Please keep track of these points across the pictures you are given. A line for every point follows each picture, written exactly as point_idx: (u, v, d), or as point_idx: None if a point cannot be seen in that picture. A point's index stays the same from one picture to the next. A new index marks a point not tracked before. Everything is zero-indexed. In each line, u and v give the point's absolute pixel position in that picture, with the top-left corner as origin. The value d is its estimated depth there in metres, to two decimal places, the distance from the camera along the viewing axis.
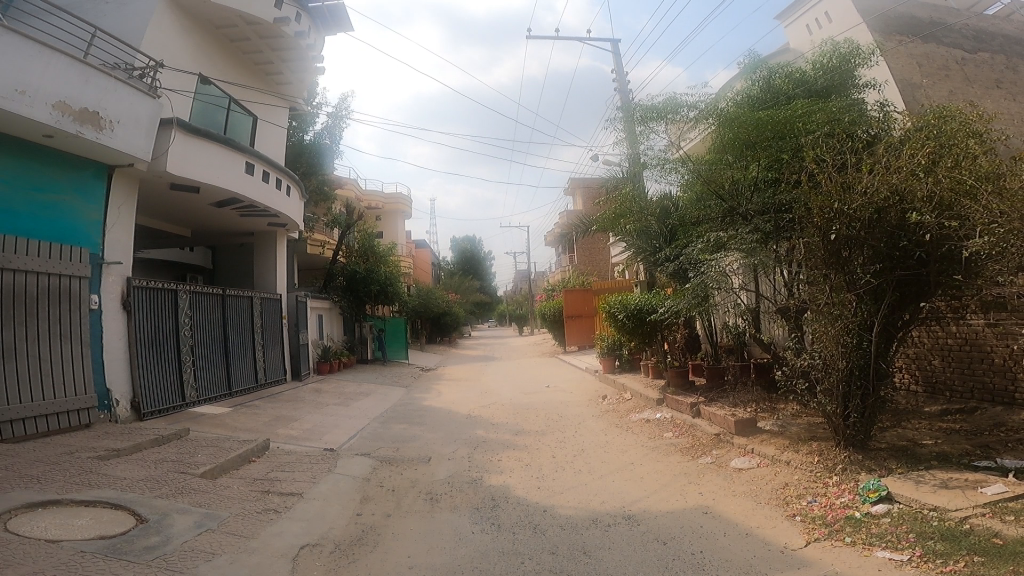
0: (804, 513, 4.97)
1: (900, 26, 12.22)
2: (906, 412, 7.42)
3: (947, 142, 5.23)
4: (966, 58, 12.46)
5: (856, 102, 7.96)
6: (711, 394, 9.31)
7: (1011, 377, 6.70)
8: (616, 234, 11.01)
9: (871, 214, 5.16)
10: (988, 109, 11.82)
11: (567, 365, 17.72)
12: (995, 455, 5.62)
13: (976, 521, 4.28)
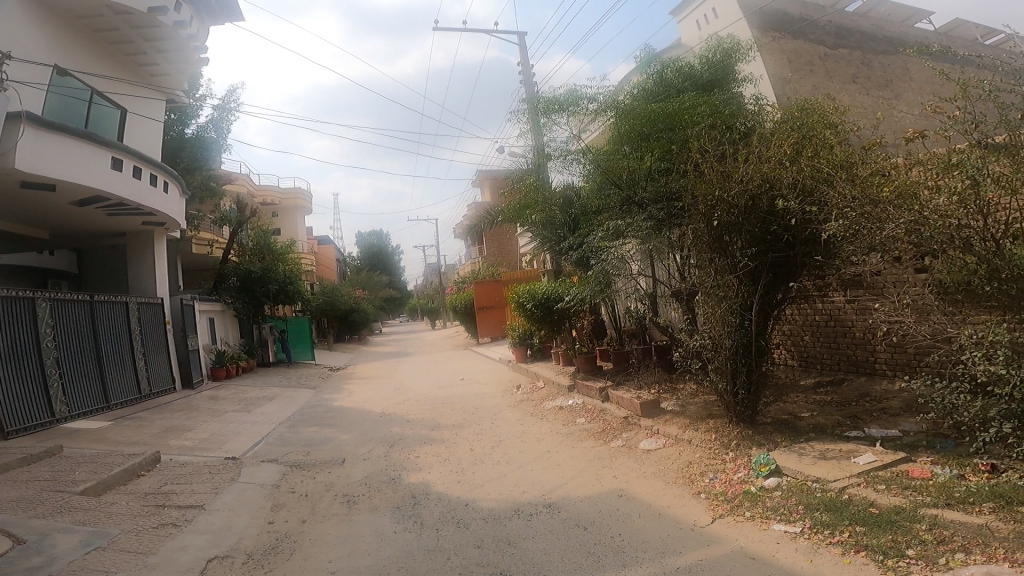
0: (708, 490, 5.23)
1: (773, 22, 12.94)
2: (787, 387, 7.93)
3: (808, 132, 5.67)
4: (828, 54, 13.33)
5: (736, 95, 8.42)
6: (618, 377, 9.61)
7: (870, 349, 7.30)
8: (522, 225, 11.10)
9: (746, 201, 5.54)
10: (844, 102, 12.78)
11: (478, 357, 17.77)
12: (863, 425, 6.11)
13: (853, 491, 4.65)
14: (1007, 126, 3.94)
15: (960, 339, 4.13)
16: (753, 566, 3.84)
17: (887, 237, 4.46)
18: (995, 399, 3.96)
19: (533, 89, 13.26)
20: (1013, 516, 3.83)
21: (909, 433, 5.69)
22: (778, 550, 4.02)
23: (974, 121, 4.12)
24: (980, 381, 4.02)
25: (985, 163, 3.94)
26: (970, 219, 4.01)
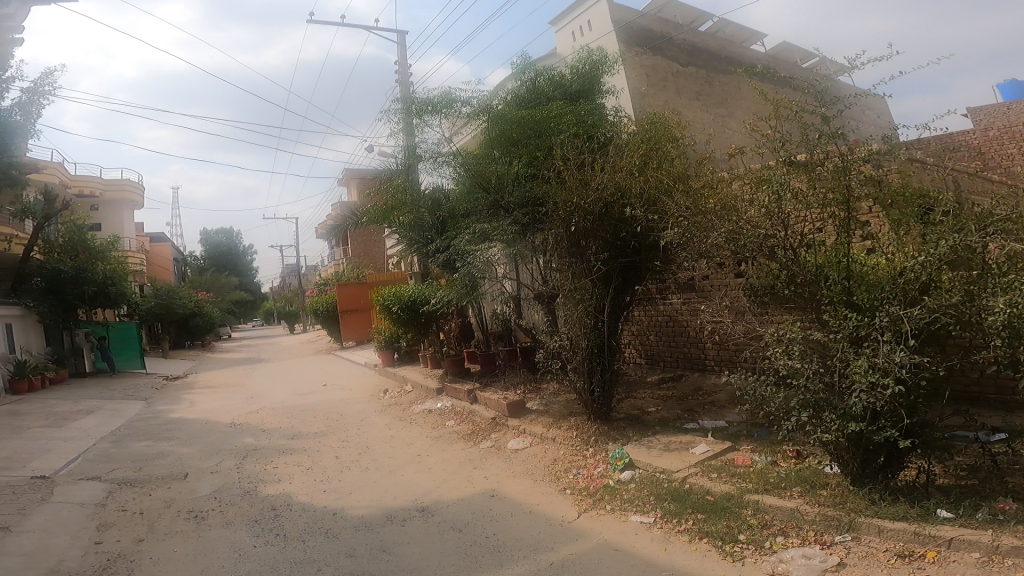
0: (573, 486, 5.42)
1: (638, 37, 13.64)
2: (634, 382, 8.38)
3: (655, 144, 6.11)
4: (681, 71, 14.19)
5: (598, 107, 8.82)
6: (484, 379, 9.74)
7: (701, 347, 7.96)
8: (389, 226, 10.89)
9: (600, 208, 5.86)
10: (686, 118, 13.76)
11: (341, 362, 17.23)
12: (698, 417, 6.64)
13: (692, 479, 5.00)
14: (807, 146, 4.45)
15: (764, 338, 4.40)
16: (617, 558, 4.02)
17: (711, 243, 4.78)
18: (794, 391, 4.26)
19: (408, 89, 13.10)
20: (819, 499, 4.28)
21: (734, 423, 6.28)
22: (637, 540, 4.24)
23: (782, 139, 4.55)
24: (781, 374, 4.31)
25: (788, 178, 4.44)
26: (776, 233, 4.39)
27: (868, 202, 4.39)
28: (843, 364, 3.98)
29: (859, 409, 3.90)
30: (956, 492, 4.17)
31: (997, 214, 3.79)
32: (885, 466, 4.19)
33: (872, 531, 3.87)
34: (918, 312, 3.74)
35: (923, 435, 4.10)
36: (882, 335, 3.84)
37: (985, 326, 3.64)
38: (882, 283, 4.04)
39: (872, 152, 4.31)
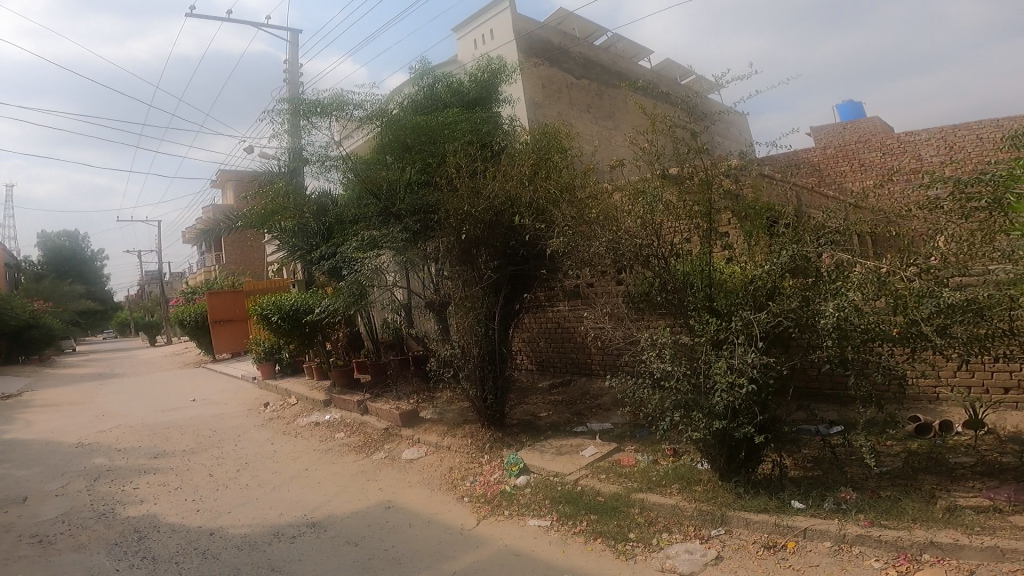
0: (471, 493, 5.40)
1: (537, 48, 13.89)
2: (527, 389, 8.47)
3: (545, 154, 6.28)
4: (575, 83, 14.57)
5: (494, 115, 8.89)
6: (375, 390, 9.49)
7: (587, 352, 8.25)
8: (267, 231, 10.32)
9: (491, 216, 5.98)
10: (576, 130, 14.19)
11: (214, 376, 16.25)
12: (586, 420, 6.85)
13: (583, 481, 5.14)
14: (679, 159, 4.66)
15: (639, 342, 4.63)
16: (517, 563, 4.04)
17: (594, 251, 4.95)
18: (667, 392, 4.44)
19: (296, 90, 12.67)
20: (694, 495, 4.53)
21: (619, 425, 6.53)
22: (537, 544, 4.28)
23: (656, 153, 4.75)
24: (656, 377, 4.49)
25: (660, 191, 4.68)
26: (651, 243, 4.69)
27: (726, 215, 4.76)
28: (706, 366, 4.26)
29: (721, 407, 4.15)
30: (804, 483, 4.54)
31: (829, 227, 4.28)
32: (746, 461, 4.51)
33: (741, 524, 4.15)
34: (765, 316, 4.16)
35: (775, 430, 4.45)
36: (738, 338, 4.19)
37: (819, 328, 4.04)
38: (736, 290, 4.45)
39: (732, 166, 4.67)
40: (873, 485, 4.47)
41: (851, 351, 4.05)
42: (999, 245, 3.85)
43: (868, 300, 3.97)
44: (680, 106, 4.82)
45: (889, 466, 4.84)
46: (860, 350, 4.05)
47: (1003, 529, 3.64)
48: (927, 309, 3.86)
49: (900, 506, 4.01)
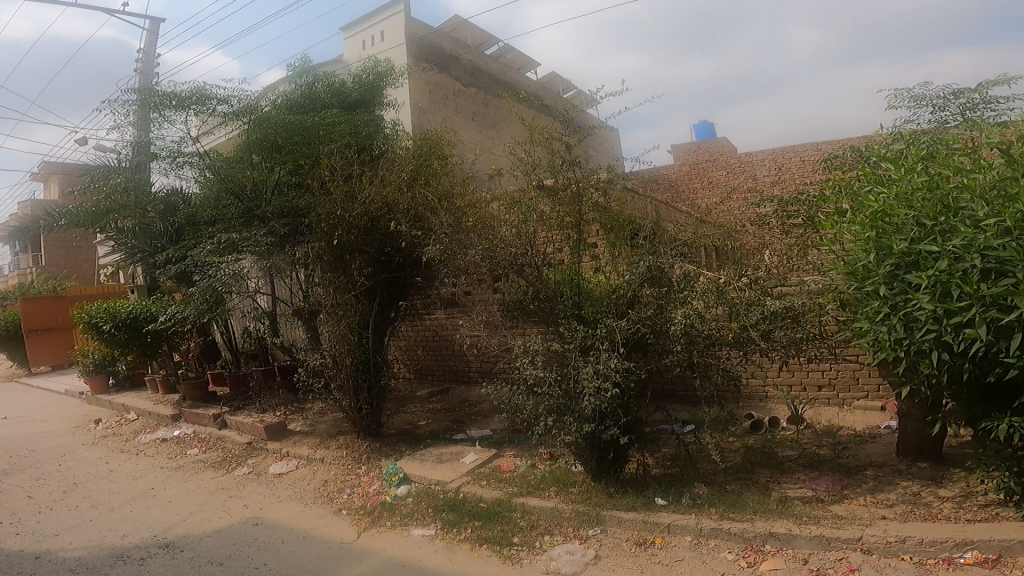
0: (349, 505, 5.23)
1: (428, 54, 13.74)
2: (404, 398, 8.36)
3: (425, 160, 6.26)
4: (462, 90, 14.49)
5: (377, 118, 8.71)
6: (235, 403, 8.92)
7: (466, 360, 8.31)
8: (98, 231, 9.04)
9: (366, 221, 5.83)
10: (460, 138, 14.14)
11: (35, 391, 14.53)
12: (466, 427, 6.87)
13: (465, 488, 5.13)
14: (552, 171, 4.77)
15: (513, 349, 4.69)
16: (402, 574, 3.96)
17: (472, 259, 5.01)
18: (541, 397, 4.50)
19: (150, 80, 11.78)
20: (570, 496, 4.66)
21: (497, 431, 6.59)
22: (423, 554, 4.22)
23: (533, 164, 4.85)
24: (529, 383, 4.50)
25: (535, 202, 4.79)
26: (524, 252, 4.84)
27: (593, 226, 4.94)
28: (575, 371, 4.36)
29: (589, 410, 4.27)
30: (665, 481, 4.81)
31: (680, 239, 4.62)
32: (614, 461, 4.71)
33: (613, 523, 4.32)
34: (626, 323, 4.36)
35: (636, 430, 4.72)
36: (602, 344, 4.36)
37: (670, 334, 4.31)
38: (603, 298, 4.61)
39: (601, 180, 4.83)
40: (720, 479, 4.84)
41: (698, 354, 4.35)
42: (808, 258, 4.57)
43: (707, 308, 4.28)
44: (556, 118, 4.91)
45: (732, 460, 5.24)
46: (704, 353, 4.38)
47: (826, 518, 4.07)
48: (754, 315, 4.25)
49: (743, 500, 4.40)
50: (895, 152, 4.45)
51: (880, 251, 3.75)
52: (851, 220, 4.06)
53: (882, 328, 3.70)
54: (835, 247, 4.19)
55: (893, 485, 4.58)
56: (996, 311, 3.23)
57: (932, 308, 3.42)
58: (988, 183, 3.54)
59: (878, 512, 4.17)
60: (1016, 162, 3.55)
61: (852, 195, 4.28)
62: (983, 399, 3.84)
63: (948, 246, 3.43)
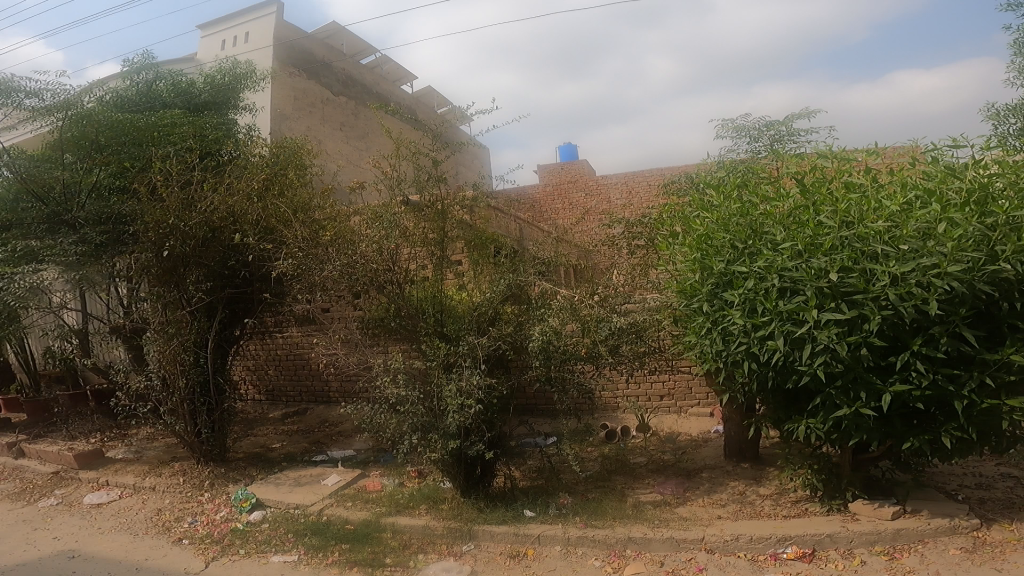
0: (191, 534, 4.86)
1: (298, 59, 13.15)
2: (255, 420, 7.98)
3: (278, 171, 6.04)
4: (331, 99, 13.72)
5: (227, 123, 8.26)
6: (36, 429, 8.09)
7: (325, 380, 8.12)
8: None
9: (206, 232, 5.52)
10: (323, 146, 13.32)
11: None
12: (327, 448, 6.68)
13: (329, 512, 4.94)
14: (419, 186, 4.79)
15: (373, 368, 4.51)
16: None
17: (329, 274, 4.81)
18: (405, 416, 4.40)
19: None
20: (441, 513, 4.62)
21: (362, 451, 6.46)
22: None
23: (398, 179, 4.85)
24: (391, 401, 4.43)
25: (399, 217, 4.74)
26: (388, 268, 4.70)
27: (457, 243, 4.98)
28: (439, 389, 4.33)
29: (453, 427, 4.25)
30: (531, 492, 4.91)
31: (540, 257, 4.87)
32: (481, 477, 4.78)
33: (486, 537, 4.33)
34: (487, 340, 4.42)
35: (503, 445, 4.81)
36: (464, 361, 4.38)
37: (529, 350, 4.46)
38: (464, 315, 4.65)
39: (467, 198, 4.91)
40: (581, 489, 4.99)
41: (555, 369, 4.50)
42: (649, 278, 4.84)
43: (562, 324, 4.47)
44: (424, 133, 4.91)
45: (591, 468, 5.43)
46: (561, 368, 4.52)
47: (673, 520, 4.36)
48: (603, 331, 4.47)
49: (602, 508, 4.56)
50: (720, 179, 4.83)
51: (703, 270, 4.13)
52: (680, 244, 4.45)
53: (706, 341, 4.09)
54: (668, 268, 4.58)
55: (724, 485, 5.00)
56: (789, 324, 3.63)
57: (741, 323, 3.80)
58: (785, 210, 3.91)
59: (714, 512, 4.52)
60: (806, 192, 3.95)
61: (682, 219, 4.58)
62: (782, 405, 4.25)
63: (754, 267, 3.79)
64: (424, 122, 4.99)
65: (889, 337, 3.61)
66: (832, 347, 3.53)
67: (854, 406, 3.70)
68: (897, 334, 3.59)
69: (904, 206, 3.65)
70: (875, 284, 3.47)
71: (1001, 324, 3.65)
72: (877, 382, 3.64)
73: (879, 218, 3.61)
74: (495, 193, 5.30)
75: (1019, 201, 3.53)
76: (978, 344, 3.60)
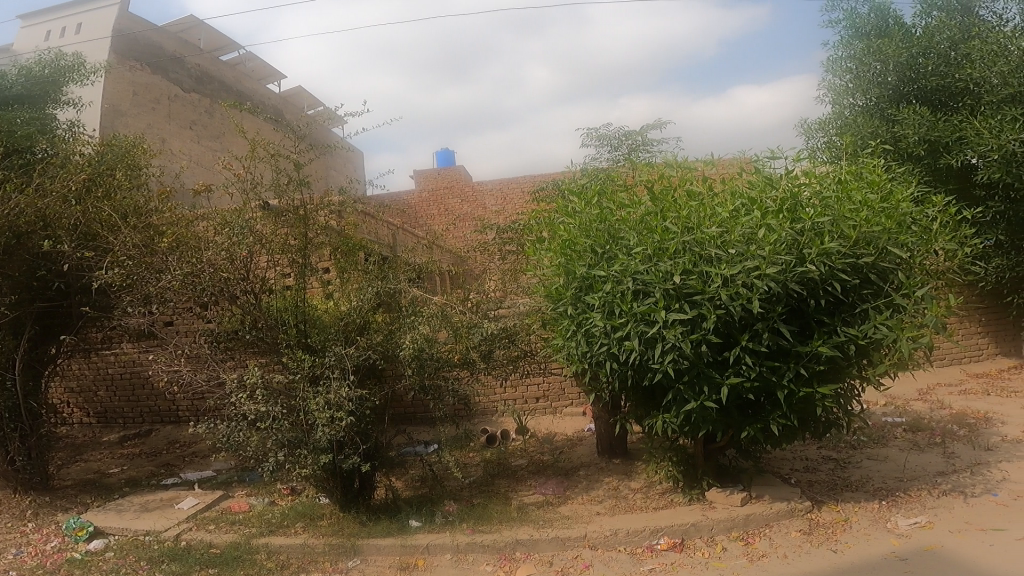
0: (17, 567, 4.34)
1: (137, 48, 10.63)
2: (86, 445, 7.36)
3: (103, 171, 5.41)
4: (179, 96, 11.22)
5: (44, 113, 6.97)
6: None
7: (170, 400, 7.62)
8: None
9: (10, 239, 4.93)
10: (169, 149, 10.71)
11: None
12: (178, 471, 6.29)
13: (187, 536, 4.58)
14: (277, 190, 4.58)
15: (226, 383, 4.20)
16: None
17: (170, 282, 4.38)
18: (267, 432, 4.13)
19: None
20: (320, 530, 4.46)
21: (222, 471, 6.14)
22: None
23: (253, 182, 4.59)
24: (250, 418, 4.13)
25: (253, 221, 4.53)
26: (243, 279, 4.50)
27: (322, 249, 4.85)
28: (303, 403, 4.17)
29: (324, 441, 4.09)
30: (415, 502, 4.84)
31: (411, 265, 4.90)
32: (360, 490, 4.68)
33: (371, 551, 4.21)
34: (355, 350, 4.33)
35: (380, 456, 4.72)
36: (332, 373, 4.25)
37: (400, 358, 4.41)
38: (331, 326, 4.58)
39: (333, 203, 4.82)
40: (465, 494, 5.00)
41: (428, 377, 4.50)
42: (519, 283, 4.95)
43: (434, 331, 4.47)
44: (285, 135, 4.70)
45: (473, 474, 5.44)
46: (434, 376, 4.53)
47: (556, 520, 4.45)
48: (475, 337, 4.57)
49: (487, 512, 4.58)
50: (581, 185, 4.98)
51: (568, 274, 4.24)
52: (546, 249, 4.55)
53: (572, 344, 4.20)
54: (536, 273, 4.66)
55: (599, 482, 5.18)
56: (643, 325, 3.81)
57: (602, 325, 3.94)
58: (637, 216, 4.11)
59: (593, 508, 4.66)
60: (656, 200, 4.15)
61: (548, 225, 4.70)
62: (641, 401, 4.50)
63: (611, 271, 3.94)
64: (284, 121, 4.80)
65: (723, 333, 3.92)
66: (678, 345, 3.76)
67: (700, 400, 3.97)
68: (729, 331, 3.92)
69: (733, 212, 3.94)
70: (711, 285, 3.74)
71: (810, 319, 4.07)
72: (717, 376, 3.93)
73: (712, 224, 3.88)
74: (365, 200, 5.23)
75: (821, 209, 3.90)
76: (793, 338, 4.00)
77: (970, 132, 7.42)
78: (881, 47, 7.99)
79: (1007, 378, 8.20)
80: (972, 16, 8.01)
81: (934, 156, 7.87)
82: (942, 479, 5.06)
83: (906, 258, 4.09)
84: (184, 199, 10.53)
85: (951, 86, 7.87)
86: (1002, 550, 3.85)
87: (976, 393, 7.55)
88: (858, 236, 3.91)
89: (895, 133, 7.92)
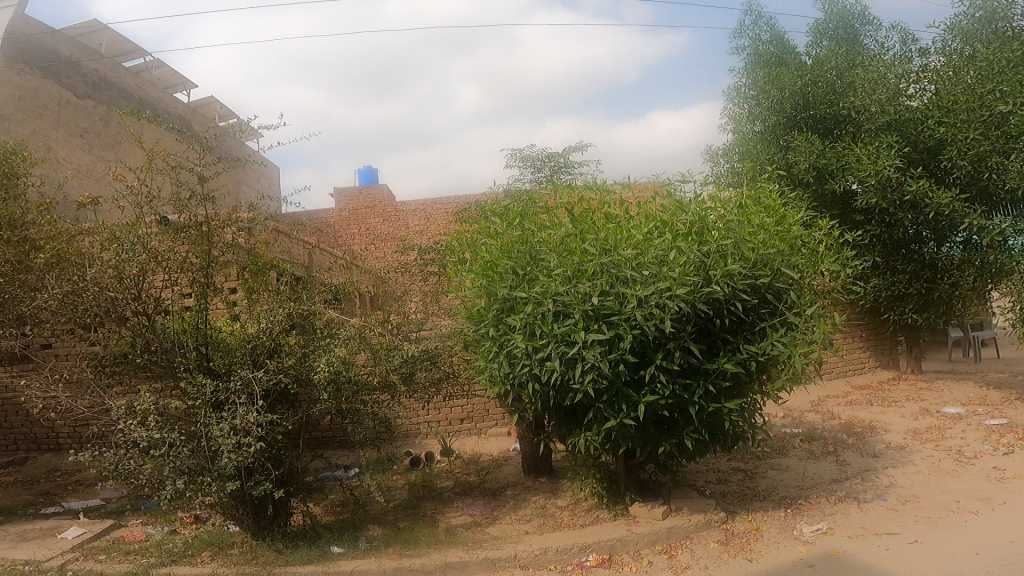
0: None
1: (25, 50, 9.99)
2: None
3: None
4: (71, 101, 10.59)
5: None
6: None
7: (48, 426, 7.15)
8: None
9: None
10: (53, 157, 10.09)
11: None
12: (59, 500, 5.89)
13: (74, 567, 4.25)
14: (177, 205, 4.33)
15: (114, 410, 3.96)
16: None
17: (47, 301, 4.30)
18: (162, 460, 3.95)
19: None
20: (232, 559, 4.26)
21: (111, 500, 5.78)
22: None
23: (148, 196, 4.33)
24: (143, 445, 3.92)
25: (146, 236, 4.23)
26: (133, 298, 4.26)
27: (229, 269, 4.61)
28: (206, 429, 4.00)
29: (230, 469, 3.92)
30: (336, 528, 4.70)
31: (327, 284, 4.77)
32: (274, 517, 4.49)
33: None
34: (265, 374, 4.17)
35: (295, 481, 4.56)
36: (238, 398, 4.09)
37: (316, 382, 4.28)
38: (234, 348, 4.37)
39: (241, 220, 4.59)
40: (390, 518, 4.90)
41: (345, 401, 4.41)
42: (441, 304, 4.98)
43: (353, 353, 4.38)
44: (188, 147, 4.44)
45: (398, 497, 5.34)
46: (352, 400, 4.44)
47: (485, 540, 4.40)
48: (395, 359, 4.49)
49: (414, 536, 4.48)
50: (505, 207, 4.92)
51: (489, 295, 4.25)
52: (468, 270, 4.53)
53: (494, 365, 4.20)
54: (458, 294, 4.63)
55: (527, 500, 5.16)
56: (563, 346, 3.83)
57: (523, 346, 3.96)
58: (558, 238, 4.17)
59: (522, 527, 4.63)
60: (576, 222, 4.24)
61: (470, 246, 4.70)
62: (563, 421, 4.52)
63: (532, 292, 3.97)
64: (188, 132, 4.52)
65: (638, 352, 3.98)
66: (597, 365, 3.80)
67: (619, 418, 4.02)
68: (644, 350, 3.97)
69: (647, 235, 4.04)
70: (627, 306, 3.80)
71: (716, 337, 4.20)
72: (634, 394, 3.99)
73: (628, 246, 3.95)
74: (277, 217, 5.05)
75: (724, 231, 4.05)
76: (701, 356, 4.12)
77: (851, 159, 7.83)
78: (779, 75, 8.55)
79: (885, 389, 8.73)
80: (856, 46, 8.86)
81: (821, 183, 8.31)
82: (837, 486, 5.31)
83: (797, 279, 4.29)
84: (66, 210, 9.82)
85: (836, 114, 8.37)
86: (897, 553, 4.05)
87: (861, 403, 7.99)
88: (757, 258, 4.06)
89: (788, 159, 8.41)
